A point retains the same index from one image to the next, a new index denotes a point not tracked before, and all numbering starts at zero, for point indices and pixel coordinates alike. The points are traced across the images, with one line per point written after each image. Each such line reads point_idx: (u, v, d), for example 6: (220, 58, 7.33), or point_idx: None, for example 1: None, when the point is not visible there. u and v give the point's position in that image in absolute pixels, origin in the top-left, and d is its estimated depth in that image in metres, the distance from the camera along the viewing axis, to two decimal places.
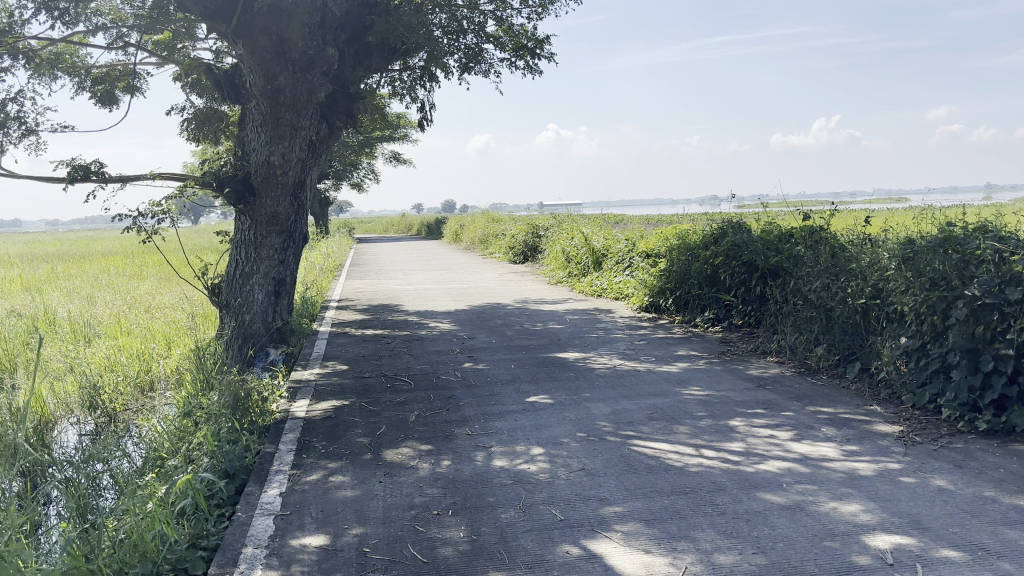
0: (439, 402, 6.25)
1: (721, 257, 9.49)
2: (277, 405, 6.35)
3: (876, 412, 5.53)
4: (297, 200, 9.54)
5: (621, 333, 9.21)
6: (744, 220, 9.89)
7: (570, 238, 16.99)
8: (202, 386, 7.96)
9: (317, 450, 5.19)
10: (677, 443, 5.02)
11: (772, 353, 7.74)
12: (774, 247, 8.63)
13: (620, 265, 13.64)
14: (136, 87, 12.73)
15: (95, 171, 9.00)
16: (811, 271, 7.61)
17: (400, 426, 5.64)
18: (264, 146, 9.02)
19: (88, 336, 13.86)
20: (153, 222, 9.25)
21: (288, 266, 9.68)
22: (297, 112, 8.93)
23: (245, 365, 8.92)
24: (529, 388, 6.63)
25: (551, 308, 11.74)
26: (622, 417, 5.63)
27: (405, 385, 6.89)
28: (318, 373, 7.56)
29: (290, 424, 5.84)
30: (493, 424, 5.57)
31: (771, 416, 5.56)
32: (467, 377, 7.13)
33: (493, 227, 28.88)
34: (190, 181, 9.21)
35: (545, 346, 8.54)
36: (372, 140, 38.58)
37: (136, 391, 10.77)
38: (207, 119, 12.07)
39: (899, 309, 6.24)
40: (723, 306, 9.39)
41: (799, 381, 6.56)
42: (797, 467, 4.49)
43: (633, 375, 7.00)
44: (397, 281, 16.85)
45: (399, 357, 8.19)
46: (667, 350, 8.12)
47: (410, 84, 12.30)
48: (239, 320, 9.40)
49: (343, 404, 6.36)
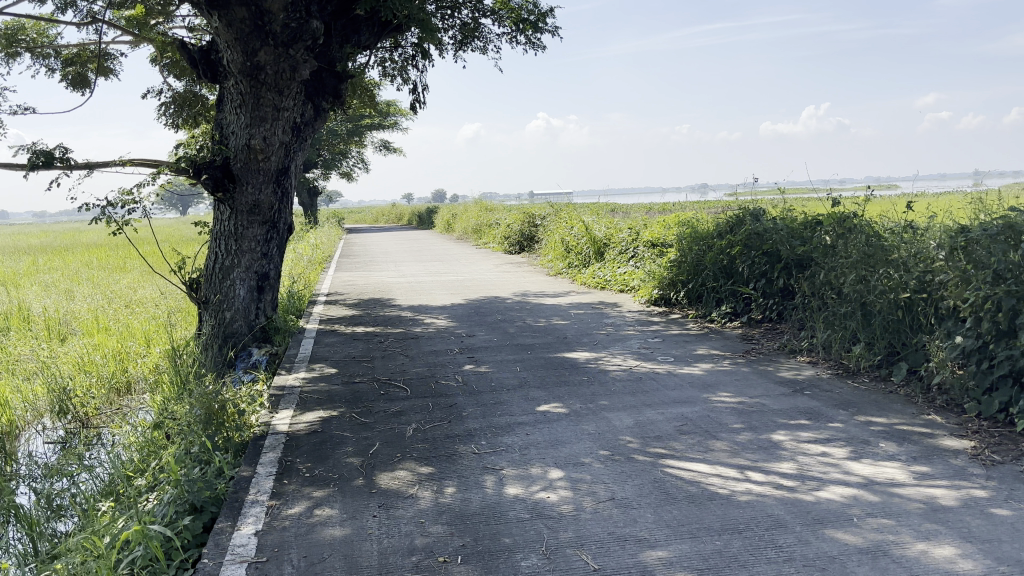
0: (438, 413, 5.55)
1: (739, 247, 8.83)
2: (256, 417, 5.65)
3: (937, 423, 4.88)
4: (281, 186, 8.83)
5: (632, 329, 8.53)
6: (762, 208, 9.21)
7: (569, 226, 16.29)
8: (178, 392, 7.24)
9: (300, 474, 4.49)
10: (718, 464, 4.35)
11: (802, 351, 7.06)
12: (801, 236, 7.97)
13: (624, 255, 12.96)
14: (109, 69, 11.98)
15: (59, 157, 8.25)
16: (843, 261, 6.95)
17: (395, 443, 4.95)
18: (243, 128, 8.30)
19: (63, 333, 13.13)
20: (123, 212, 8.52)
21: (272, 259, 8.96)
22: (280, 91, 8.21)
23: (226, 369, 8.25)
24: (539, 394, 5.95)
25: (554, 301, 11.06)
26: (649, 431, 4.95)
27: (400, 392, 6.20)
28: (304, 378, 6.85)
29: (269, 440, 5.15)
30: (503, 441, 4.88)
31: (818, 428, 4.89)
32: (469, 381, 6.45)
33: (487, 216, 28.12)
34: (164, 168, 8.49)
35: (551, 345, 7.86)
36: (361, 126, 37.80)
37: (111, 394, 10.04)
38: (185, 103, 11.32)
39: (953, 304, 5.60)
40: (741, 300, 8.70)
41: (839, 385, 5.89)
42: (864, 495, 3.82)
43: (654, 379, 6.32)
44: (388, 273, 16.13)
45: (393, 359, 7.49)
46: (686, 349, 7.44)
47: (402, 64, 11.53)
48: (220, 318, 8.74)
49: (331, 415, 5.66)
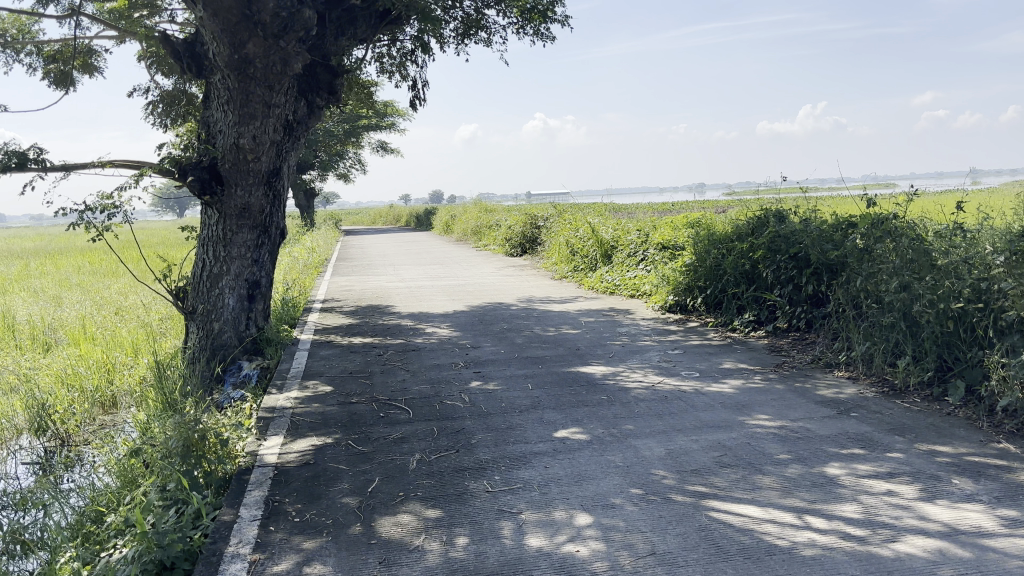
0: (445, 441, 4.97)
1: (762, 251, 8.28)
2: (242, 445, 5.06)
3: (1011, 453, 4.30)
4: (272, 188, 8.26)
5: (648, 340, 7.96)
6: (785, 209, 8.65)
7: (573, 228, 15.73)
8: (161, 411, 6.67)
9: (289, 519, 3.92)
10: (769, 506, 3.79)
11: (838, 365, 6.49)
12: (831, 239, 7.41)
13: (633, 258, 12.40)
14: (94, 66, 11.40)
15: (33, 158, 7.66)
16: (883, 268, 6.39)
17: (398, 478, 4.38)
18: (231, 127, 7.72)
19: (48, 342, 12.53)
20: (103, 217, 7.85)
21: (263, 266, 8.41)
22: (270, 87, 7.61)
23: (213, 385, 7.66)
24: (556, 417, 5.37)
25: (562, 308, 10.48)
26: (684, 464, 4.38)
27: (401, 414, 5.61)
28: (297, 398, 6.26)
29: (254, 475, 4.56)
30: (519, 476, 4.30)
31: (876, 459, 4.33)
32: (477, 401, 5.86)
33: (488, 217, 27.54)
34: (148, 170, 7.94)
35: (564, 358, 7.30)
36: (358, 127, 37.26)
37: (94, 409, 9.47)
38: (173, 101, 10.73)
39: (1019, 316, 5.03)
40: (765, 308, 8.13)
41: (888, 406, 5.33)
42: (951, 549, 3.25)
43: (681, 398, 5.74)
44: (386, 277, 15.56)
45: (393, 375, 6.90)
46: (710, 362, 6.87)
47: (401, 59, 10.98)
48: (208, 329, 8.16)
49: (326, 442, 5.09)
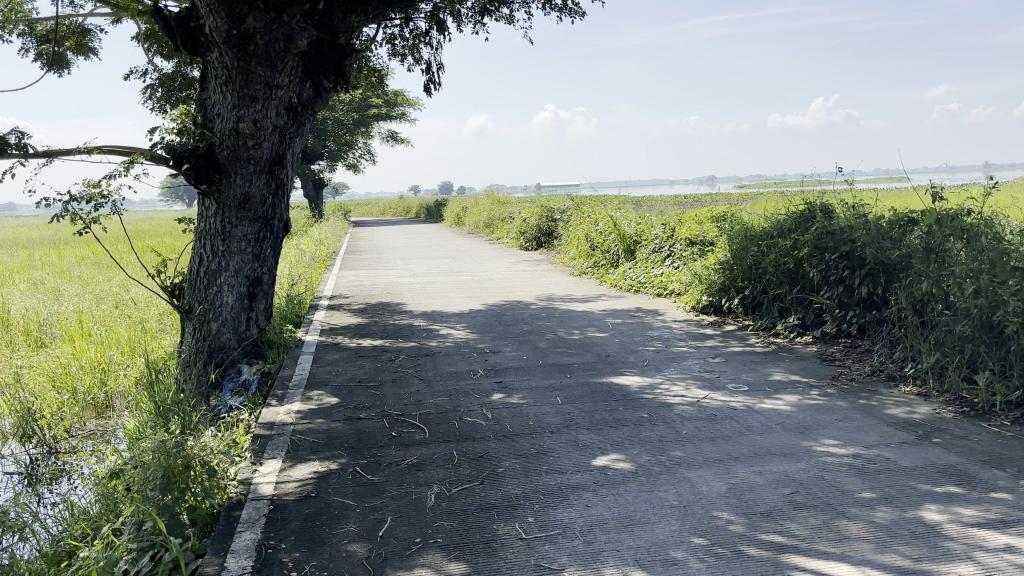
0: (466, 470, 4.31)
1: (809, 248, 7.61)
2: (234, 472, 4.42)
3: None
4: (275, 178, 7.60)
5: (684, 345, 7.28)
6: (831, 204, 7.98)
7: (593, 222, 15.02)
8: (150, 423, 6.04)
9: (284, 572, 3.26)
10: (866, 564, 3.11)
11: (903, 377, 5.79)
12: (890, 236, 6.72)
13: (658, 254, 11.72)
14: (90, 47, 10.79)
15: (14, 144, 7.02)
16: (956, 270, 5.67)
17: (413, 517, 3.73)
18: (230, 110, 7.08)
19: (42, 339, 11.94)
20: (89, 208, 7.20)
21: (265, 262, 7.75)
22: (271, 66, 6.99)
23: (210, 393, 7.06)
24: (592, 440, 4.71)
25: (585, 307, 9.79)
26: (752, 505, 3.72)
27: (415, 434, 4.95)
28: (299, 412, 5.61)
29: (245, 512, 3.90)
30: (556, 518, 3.64)
31: (979, 500, 3.65)
32: (501, 419, 5.20)
33: (500, 209, 26.90)
34: (138, 157, 7.28)
35: (593, 366, 6.64)
36: (367, 116, 36.64)
37: (86, 412, 8.86)
38: (172, 84, 10.10)
39: None
40: (812, 311, 7.44)
41: (974, 430, 4.64)
42: None
43: (732, 418, 5.05)
44: (396, 272, 14.85)
45: (405, 385, 6.24)
46: (758, 373, 6.20)
47: (414, 41, 10.33)
48: (205, 330, 7.52)
49: (329, 469, 4.43)
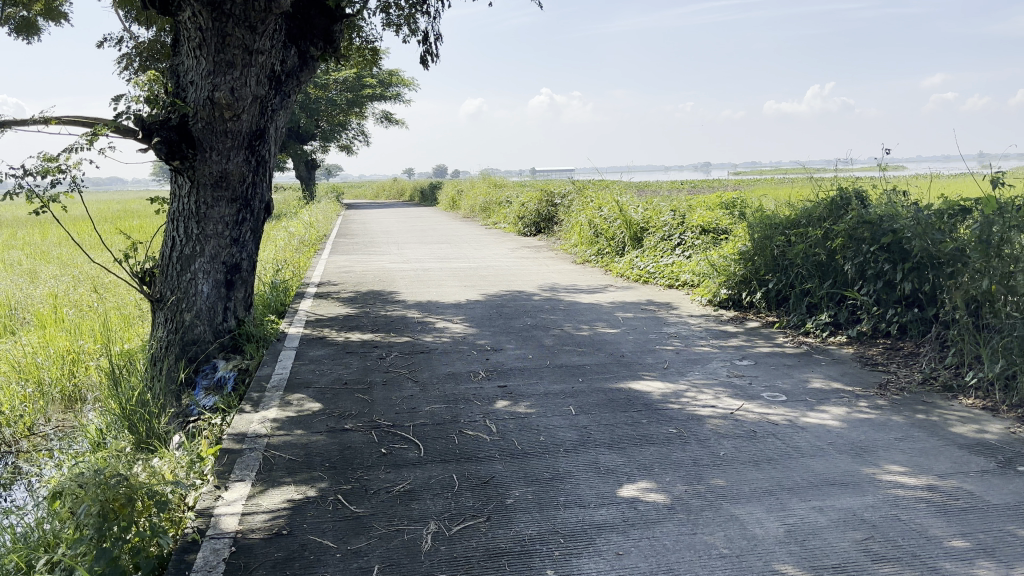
0: (469, 501, 3.62)
1: (842, 239, 6.93)
2: (193, 500, 3.71)
3: None
4: (256, 154, 6.86)
5: (706, 345, 6.59)
6: (865, 191, 7.30)
7: (596, 207, 14.28)
8: (108, 427, 5.29)
9: None
10: None
11: (964, 386, 5.12)
12: (938, 226, 6.03)
13: (668, 242, 11.02)
14: (61, 13, 10.01)
15: None
16: None
17: (406, 567, 3.03)
18: (205, 77, 6.32)
19: (11, 326, 11.14)
20: (47, 185, 6.44)
21: (244, 247, 7.02)
22: (251, 27, 6.27)
23: (181, 392, 6.33)
24: (617, 462, 4.02)
25: (592, 299, 9.09)
26: (820, 556, 3.03)
27: (408, 452, 4.26)
28: (275, 420, 4.90)
29: (200, 556, 3.19)
30: (581, 572, 2.95)
31: None
32: (507, 433, 4.51)
33: (497, 192, 26.18)
34: (102, 129, 6.52)
35: (607, 368, 5.94)
36: (361, 96, 35.81)
37: (53, 407, 8.08)
38: (149, 53, 9.31)
39: None
40: (845, 308, 6.76)
41: None
42: None
43: (774, 436, 4.37)
44: (389, 258, 14.10)
45: (397, 388, 5.54)
46: (794, 379, 5.52)
47: (410, 10, 9.57)
48: (178, 322, 6.78)
49: (306, 497, 3.73)
